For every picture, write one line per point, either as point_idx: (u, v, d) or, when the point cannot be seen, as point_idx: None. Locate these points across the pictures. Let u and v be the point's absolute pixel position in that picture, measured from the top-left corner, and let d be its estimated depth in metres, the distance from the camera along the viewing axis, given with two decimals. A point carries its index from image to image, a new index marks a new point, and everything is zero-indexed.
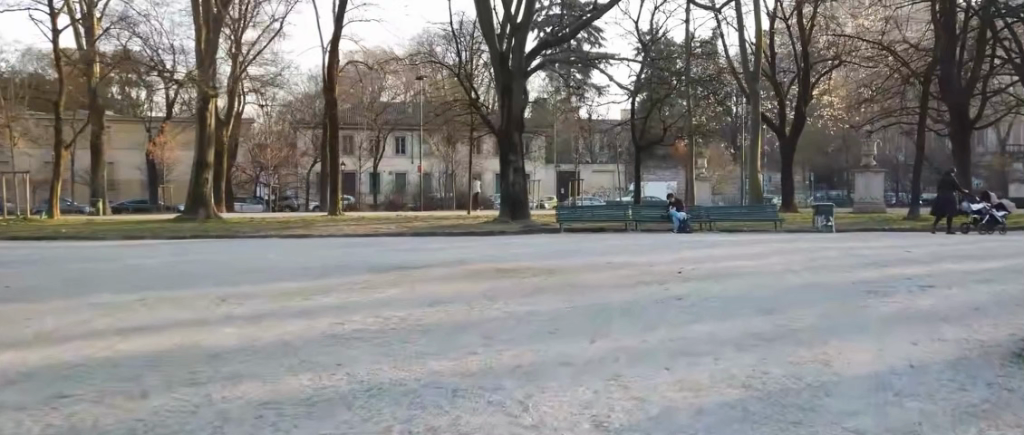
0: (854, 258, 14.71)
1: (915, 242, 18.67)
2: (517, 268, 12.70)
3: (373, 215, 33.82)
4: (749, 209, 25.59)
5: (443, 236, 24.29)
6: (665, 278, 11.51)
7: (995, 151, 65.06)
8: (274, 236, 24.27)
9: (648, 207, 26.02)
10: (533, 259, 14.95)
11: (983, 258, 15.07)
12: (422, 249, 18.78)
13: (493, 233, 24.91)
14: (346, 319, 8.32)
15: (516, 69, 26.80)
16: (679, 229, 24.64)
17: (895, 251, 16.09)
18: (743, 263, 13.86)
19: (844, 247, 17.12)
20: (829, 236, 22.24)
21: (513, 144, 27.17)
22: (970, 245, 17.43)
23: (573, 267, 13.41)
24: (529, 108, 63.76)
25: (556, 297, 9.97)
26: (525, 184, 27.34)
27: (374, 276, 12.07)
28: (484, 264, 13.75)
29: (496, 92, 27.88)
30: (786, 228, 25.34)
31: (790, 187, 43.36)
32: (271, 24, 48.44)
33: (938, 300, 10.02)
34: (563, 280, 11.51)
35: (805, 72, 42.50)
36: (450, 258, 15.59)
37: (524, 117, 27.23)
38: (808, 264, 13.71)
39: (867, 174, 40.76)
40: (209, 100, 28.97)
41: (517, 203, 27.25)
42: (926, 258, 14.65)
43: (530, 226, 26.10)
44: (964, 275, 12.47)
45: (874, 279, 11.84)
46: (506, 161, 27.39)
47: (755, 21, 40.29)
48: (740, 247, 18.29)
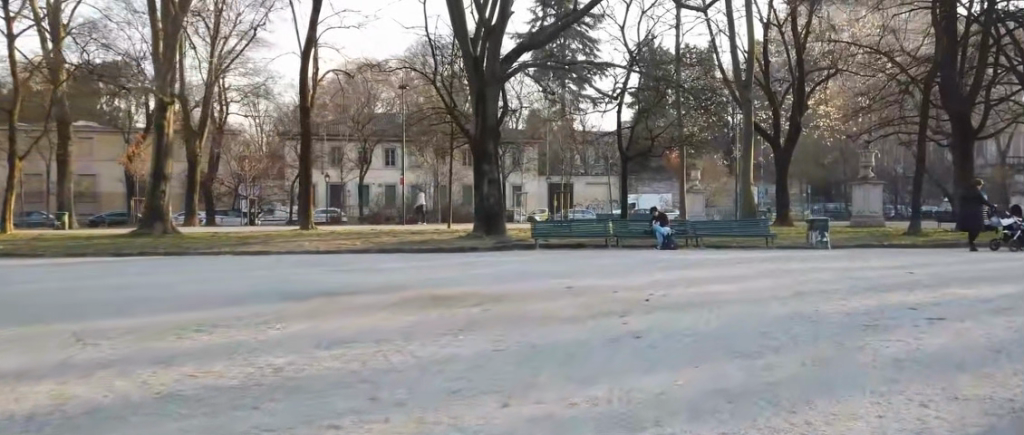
0: (849, 281, 13.04)
1: (918, 262, 16.99)
2: (461, 295, 11.04)
3: (344, 228, 32.12)
4: (740, 223, 23.82)
5: (409, 253, 22.61)
6: (627, 309, 9.85)
7: (996, 163, 63.53)
8: (229, 253, 22.58)
9: (631, 221, 24.32)
10: (488, 282, 13.28)
11: (998, 281, 13.39)
12: (377, 269, 17.07)
13: (464, 250, 23.23)
14: (210, 369, 6.64)
15: (489, 74, 25.16)
16: (663, 245, 22.91)
17: (896, 273, 14.40)
18: (724, 287, 12.20)
19: (839, 268, 15.45)
20: (824, 254, 20.59)
21: (486, 153, 25.49)
22: (980, 266, 15.73)
23: (528, 291, 11.75)
24: (519, 119, 62.23)
25: (488, 332, 8.29)
26: (500, 197, 25.66)
27: (290, 305, 10.39)
28: (428, 289, 12.07)
29: (470, 99, 26.20)
30: (779, 245, 23.62)
31: (786, 199, 41.62)
32: (250, 32, 46.90)
33: (950, 338, 8.33)
34: (507, 309, 9.84)
35: (800, 82, 40.83)
36: (396, 280, 13.92)
37: (499, 125, 25.54)
38: (798, 289, 12.05)
39: (865, 186, 39.13)
40: (168, 107, 27.36)
41: (492, 217, 25.56)
42: (932, 282, 12.98)
43: (504, 241, 24.41)
44: (977, 304, 10.79)
45: (872, 308, 10.18)
46: (480, 171, 25.70)
47: (747, 28, 38.67)
48: (725, 266, 16.62)
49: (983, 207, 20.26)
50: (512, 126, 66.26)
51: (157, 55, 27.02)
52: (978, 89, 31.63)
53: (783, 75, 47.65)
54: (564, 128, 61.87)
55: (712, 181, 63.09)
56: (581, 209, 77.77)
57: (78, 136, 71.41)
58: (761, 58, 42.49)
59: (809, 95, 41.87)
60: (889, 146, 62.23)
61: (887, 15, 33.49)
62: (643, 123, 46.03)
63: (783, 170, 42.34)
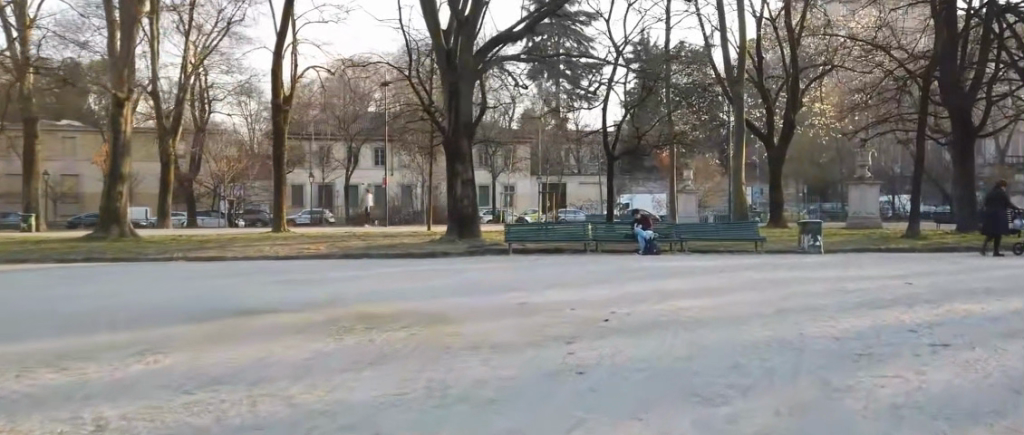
0: (842, 295, 11.62)
1: (918, 271, 15.57)
2: (393, 315, 9.60)
3: (315, 231, 30.57)
4: (727, 226, 22.43)
5: (374, 259, 21.19)
6: (579, 333, 8.41)
7: (995, 163, 62.29)
8: (181, 259, 21.08)
9: (611, 224, 22.87)
10: (438, 293, 11.83)
11: (1004, 294, 12.03)
12: (329, 279, 15.61)
13: (433, 255, 21.81)
14: (18, 426, 5.19)
15: (463, 69, 23.63)
16: (645, 250, 21.52)
17: (893, 284, 13.02)
18: (701, 301, 10.77)
19: (831, 278, 14.03)
20: (817, 260, 19.21)
21: (460, 152, 24.08)
22: (986, 276, 14.33)
23: (478, 306, 10.32)
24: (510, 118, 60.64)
25: (399, 366, 6.86)
26: (474, 199, 24.22)
27: (190, 325, 8.95)
28: (363, 304, 10.63)
29: (442, 94, 24.71)
30: (769, 249, 22.23)
31: (779, 201, 40.14)
32: (229, 26, 45.25)
33: (959, 373, 6.92)
34: (438, 332, 8.41)
35: (794, 79, 39.30)
36: (336, 291, 12.46)
37: (473, 122, 24.13)
38: (783, 304, 10.63)
39: (862, 185, 37.68)
40: (123, 103, 25.81)
41: (468, 221, 24.11)
42: (933, 297, 11.59)
43: (478, 245, 23.02)
44: (987, 324, 9.38)
45: (865, 331, 8.77)
46: (453, 171, 24.26)
47: (739, 23, 37.15)
48: (707, 275, 15.20)
49: (1007, 210, 18.87)
50: (504, 123, 64.74)
51: (112, 47, 25.70)
52: (979, 83, 30.22)
53: (778, 70, 46.19)
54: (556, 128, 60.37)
55: (705, 181, 61.66)
56: (573, 210, 76.26)
57: (58, 135, 69.55)
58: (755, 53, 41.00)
59: (803, 92, 40.42)
60: (888, 145, 60.89)
61: (885, 8, 31.82)
62: (632, 120, 44.51)
63: (777, 170, 40.82)
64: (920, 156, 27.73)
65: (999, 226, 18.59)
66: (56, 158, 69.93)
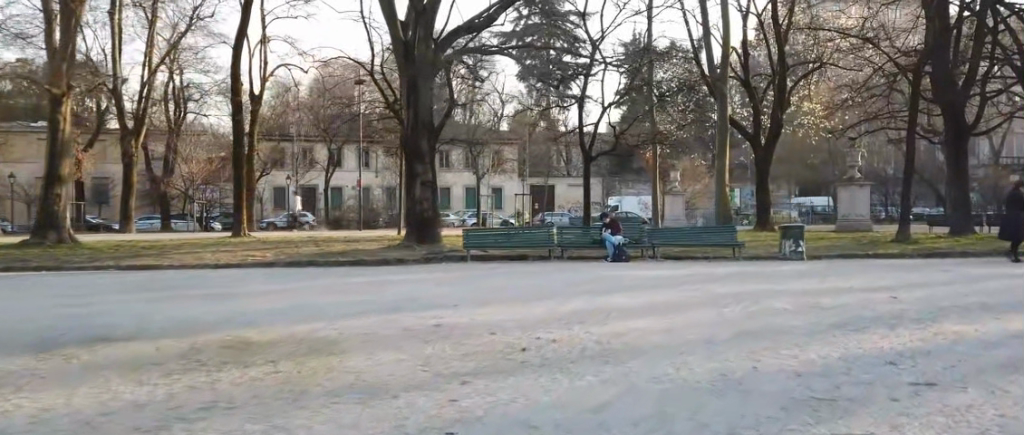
0: (813, 313, 10.04)
1: (906, 282, 13.99)
2: (273, 342, 7.96)
3: (273, 235, 28.82)
4: (704, 231, 20.85)
5: (321, 267, 19.57)
6: (482, 370, 6.80)
7: (989, 163, 61.06)
8: (110, 268, 19.43)
9: (578, 229, 21.24)
10: (348, 312, 10.22)
11: (1004, 311, 10.44)
12: (249, 294, 14.00)
13: (386, 263, 20.20)
14: None
15: (421, 61, 21.87)
16: (614, 257, 19.92)
17: (878, 299, 11.45)
18: (646, 323, 9.19)
19: (808, 291, 12.46)
20: (798, 269, 17.66)
21: (418, 151, 22.33)
22: (981, 288, 12.79)
23: (384, 329, 8.77)
24: (495, 118, 59.10)
25: (218, 423, 5.24)
26: (434, 201, 22.54)
27: (12, 357, 7.32)
28: (251, 326, 9.01)
29: (399, 89, 22.96)
30: (746, 255, 20.68)
31: (764, 203, 38.65)
32: (199, 22, 43.45)
33: (951, 430, 5.34)
34: (311, 369, 6.81)
35: (780, 76, 37.66)
36: (236, 309, 10.81)
37: (433, 120, 22.42)
38: (743, 326, 9.07)
39: (852, 187, 36.20)
40: (60, 100, 24.10)
41: (427, 225, 22.43)
42: (922, 316, 10.02)
43: (436, 251, 21.40)
44: (983, 352, 7.83)
45: (836, 365, 7.17)
46: (411, 172, 22.54)
47: (723, 18, 35.51)
48: (670, 287, 13.64)
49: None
50: (490, 124, 63.22)
51: (50, 40, 24.05)
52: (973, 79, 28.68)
53: (765, 68, 44.58)
54: (543, 128, 58.81)
55: (693, 183, 60.17)
56: (561, 213, 74.77)
57: (31, 137, 67.60)
58: (740, 48, 39.31)
59: (790, 90, 38.88)
60: (881, 145, 59.51)
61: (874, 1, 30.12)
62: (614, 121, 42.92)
63: (763, 169, 39.28)
64: (910, 154, 26.11)
65: (1017, 232, 17.12)
66: (29, 161, 67.83)
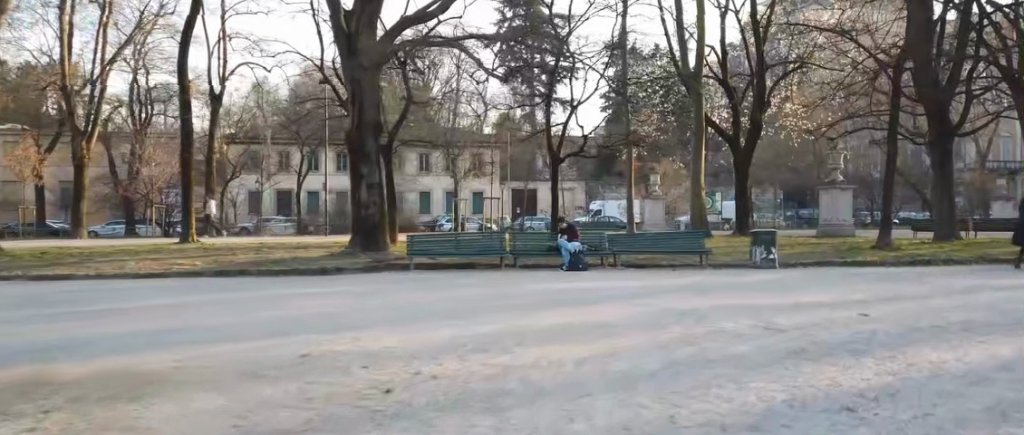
0: (765, 337, 8.48)
1: (883, 295, 12.49)
2: (77, 383, 6.35)
3: (220, 243, 27.06)
4: (666, 237, 19.35)
5: (250, 278, 17.93)
6: (312, 426, 5.22)
7: (974, 167, 60.09)
8: (16, 280, 17.66)
9: (532, 235, 19.67)
10: (215, 341, 8.60)
11: (988, 333, 8.93)
12: (138, 313, 12.32)
13: (323, 272, 18.61)
14: None
15: (365, 58, 20.19)
16: (570, 265, 18.38)
17: (846, 316, 9.93)
18: (561, 352, 7.60)
19: (768, 307, 10.91)
20: (765, 280, 16.18)
21: (364, 151, 20.62)
22: (964, 303, 11.30)
23: (234, 363, 7.15)
24: (473, 119, 57.74)
25: None
26: (381, 204, 20.81)
27: None
28: (79, 362, 7.42)
29: (344, 84, 21.23)
30: (713, 263, 19.18)
31: (744, 206, 37.19)
32: (158, 19, 41.47)
33: None
34: (90, 425, 5.23)
35: (760, 76, 36.15)
36: (92, 339, 9.17)
37: (380, 118, 20.71)
38: (675, 356, 7.52)
39: (833, 190, 34.87)
40: None
41: (372, 232, 20.63)
42: (894, 339, 8.48)
43: (380, 260, 19.66)
44: (961, 392, 6.28)
45: (778, 413, 5.62)
46: (356, 173, 20.81)
47: (698, 15, 33.94)
48: (616, 303, 12.08)
49: None
50: (468, 127, 61.86)
51: None
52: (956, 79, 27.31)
53: (746, 68, 43.28)
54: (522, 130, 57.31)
55: (674, 187, 58.90)
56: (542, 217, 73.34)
57: None
58: (719, 48, 37.77)
59: (769, 93, 37.50)
60: (865, 148, 58.49)
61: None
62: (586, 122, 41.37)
63: (743, 171, 37.84)
64: (891, 154, 24.62)
65: None
66: None
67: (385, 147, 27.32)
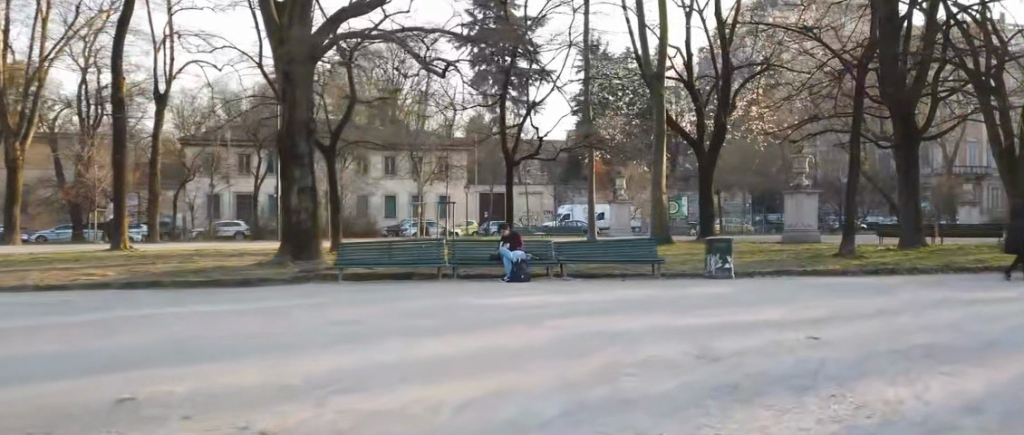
0: (695, 369, 7.28)
1: (840, 311, 11.33)
2: None
3: (152, 250, 25.46)
4: (615, 247, 18.16)
5: (165, 291, 16.47)
6: None
7: (942, 172, 59.80)
8: None
9: (472, 242, 18.35)
10: (48, 378, 7.25)
11: (952, 360, 7.77)
12: (5, 336, 10.88)
13: (247, 283, 17.16)
14: None
15: (295, 53, 18.64)
16: (511, 276, 17.11)
17: (794, 338, 8.76)
18: (445, 393, 6.33)
19: (709, 327, 9.69)
20: (716, 292, 15.00)
21: (295, 153, 19.16)
22: (927, 322, 10.17)
23: (35, 411, 5.86)
24: (438, 122, 56.36)
25: None
26: (314, 210, 19.37)
27: None
28: None
29: (276, 80, 19.80)
30: (665, 273, 18.01)
31: (707, 211, 36.07)
32: (102, 13, 39.51)
33: None
34: None
35: (724, 77, 35.14)
36: None
37: (311, 117, 19.22)
38: (579, 399, 6.30)
39: (798, 194, 33.93)
40: None
41: (303, 240, 19.19)
42: (844, 370, 7.29)
43: (308, 270, 18.18)
44: None
45: None
46: (288, 176, 19.33)
47: (660, 14, 32.77)
48: (542, 321, 10.82)
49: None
50: (432, 130, 60.40)
51: None
52: (922, 82, 26.38)
53: (711, 69, 42.32)
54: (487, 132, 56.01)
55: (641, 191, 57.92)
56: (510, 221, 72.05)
57: None
58: (683, 50, 36.68)
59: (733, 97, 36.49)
60: (834, 152, 58.02)
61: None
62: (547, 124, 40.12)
63: (707, 176, 36.79)
64: (856, 157, 23.60)
65: None
66: None
67: (326, 148, 25.94)
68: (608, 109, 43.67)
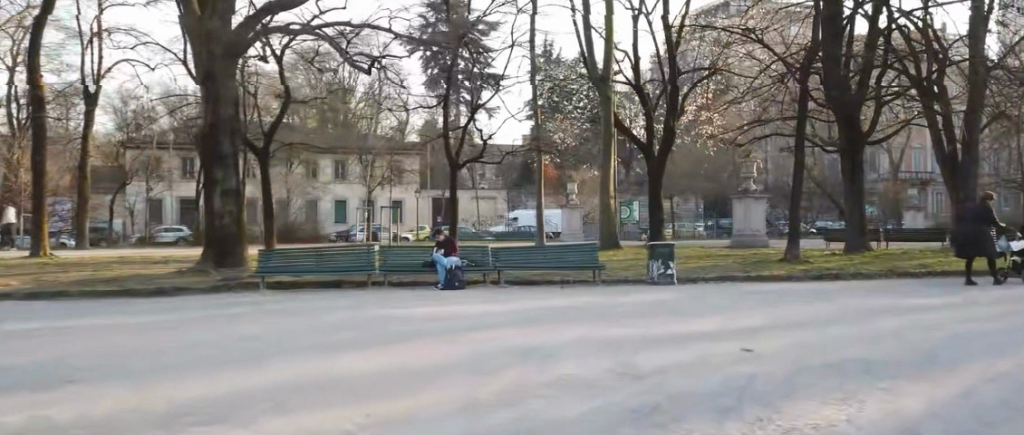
0: (613, 388, 6.59)
1: (778, 320, 10.79)
2: None
3: (71, 257, 24.02)
4: (555, 252, 17.49)
5: (71, 301, 15.33)
6: None
7: (888, 178, 60.66)
8: None
9: (405, 249, 17.50)
10: None
11: (888, 375, 7.23)
12: None
13: (163, 292, 16.09)
14: None
15: (216, 48, 17.62)
16: (445, 284, 16.33)
17: (726, 351, 8.15)
18: (325, 422, 5.56)
19: (638, 340, 9.03)
20: (656, 300, 14.43)
21: (219, 153, 18.10)
22: (864, 332, 9.68)
23: None
24: (388, 125, 55.28)
25: None
26: (239, 214, 18.32)
27: None
28: None
29: (198, 77, 18.71)
30: (605, 280, 17.41)
31: (656, 216, 35.64)
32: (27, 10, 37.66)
33: None
34: None
35: (673, 81, 34.76)
36: None
37: (235, 115, 18.19)
38: (478, 425, 5.60)
39: (746, 199, 33.71)
40: None
41: (227, 245, 18.13)
42: (773, 387, 6.69)
43: (230, 278, 17.13)
44: None
45: None
46: (211, 178, 18.25)
47: (606, 16, 32.27)
48: (463, 333, 10.07)
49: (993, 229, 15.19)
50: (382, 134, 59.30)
51: None
52: (865, 87, 26.29)
53: (659, 73, 42.01)
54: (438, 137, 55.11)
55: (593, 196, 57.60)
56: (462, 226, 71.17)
57: None
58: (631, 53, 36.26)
59: (682, 102, 36.14)
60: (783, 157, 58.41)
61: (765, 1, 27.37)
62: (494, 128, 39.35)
63: (655, 181, 36.37)
64: (799, 161, 23.35)
65: (987, 244, 14.90)
66: None
67: (258, 150, 24.80)
68: (558, 113, 43.08)
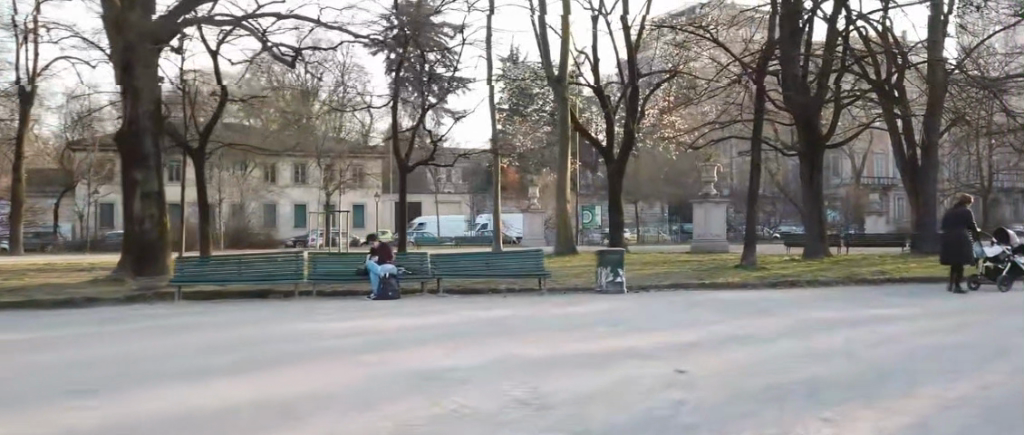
0: (513, 423, 5.63)
1: (723, 333, 9.92)
2: None
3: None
4: (498, 259, 16.50)
5: None
6: None
7: (849, 183, 60.76)
8: None
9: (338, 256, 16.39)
10: None
11: (835, 400, 6.37)
12: None
13: (70, 304, 14.79)
14: None
15: (133, 40, 16.43)
16: (378, 294, 15.25)
17: (657, 373, 7.23)
18: None
19: (563, 359, 8.09)
20: (600, 310, 13.50)
21: (138, 153, 16.91)
22: (812, 347, 8.85)
23: None
24: (346, 128, 54.04)
25: None
26: (160, 217, 17.14)
27: None
28: None
29: (116, 71, 17.46)
30: (551, 288, 16.45)
31: (615, 220, 34.90)
32: None
33: None
34: None
35: (632, 84, 34.02)
36: None
37: (155, 112, 16.99)
38: None
39: (706, 203, 33.09)
40: None
41: (146, 252, 16.92)
42: (703, 418, 5.79)
43: (147, 288, 15.89)
44: None
45: None
46: (130, 179, 17.03)
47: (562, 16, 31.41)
48: (373, 351, 9.06)
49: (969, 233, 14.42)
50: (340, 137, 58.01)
51: None
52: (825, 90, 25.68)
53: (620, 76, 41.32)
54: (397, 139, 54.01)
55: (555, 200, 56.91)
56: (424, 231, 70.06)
57: None
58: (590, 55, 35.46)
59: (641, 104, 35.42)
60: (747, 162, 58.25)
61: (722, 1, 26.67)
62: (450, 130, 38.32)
63: (614, 184, 35.60)
64: (756, 163, 22.68)
65: (962, 253, 14.17)
66: None
67: (193, 150, 23.52)
68: (517, 116, 42.21)
